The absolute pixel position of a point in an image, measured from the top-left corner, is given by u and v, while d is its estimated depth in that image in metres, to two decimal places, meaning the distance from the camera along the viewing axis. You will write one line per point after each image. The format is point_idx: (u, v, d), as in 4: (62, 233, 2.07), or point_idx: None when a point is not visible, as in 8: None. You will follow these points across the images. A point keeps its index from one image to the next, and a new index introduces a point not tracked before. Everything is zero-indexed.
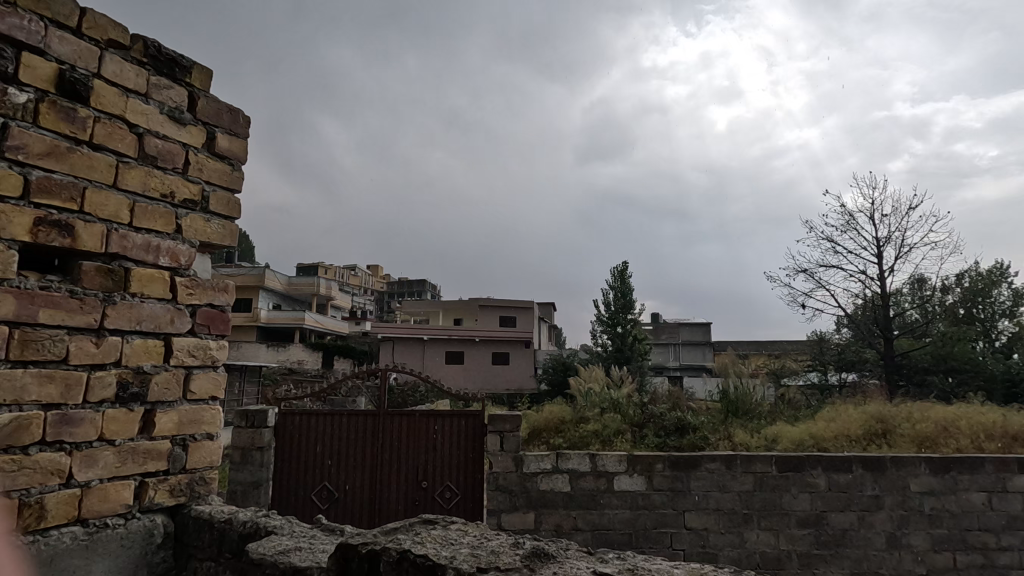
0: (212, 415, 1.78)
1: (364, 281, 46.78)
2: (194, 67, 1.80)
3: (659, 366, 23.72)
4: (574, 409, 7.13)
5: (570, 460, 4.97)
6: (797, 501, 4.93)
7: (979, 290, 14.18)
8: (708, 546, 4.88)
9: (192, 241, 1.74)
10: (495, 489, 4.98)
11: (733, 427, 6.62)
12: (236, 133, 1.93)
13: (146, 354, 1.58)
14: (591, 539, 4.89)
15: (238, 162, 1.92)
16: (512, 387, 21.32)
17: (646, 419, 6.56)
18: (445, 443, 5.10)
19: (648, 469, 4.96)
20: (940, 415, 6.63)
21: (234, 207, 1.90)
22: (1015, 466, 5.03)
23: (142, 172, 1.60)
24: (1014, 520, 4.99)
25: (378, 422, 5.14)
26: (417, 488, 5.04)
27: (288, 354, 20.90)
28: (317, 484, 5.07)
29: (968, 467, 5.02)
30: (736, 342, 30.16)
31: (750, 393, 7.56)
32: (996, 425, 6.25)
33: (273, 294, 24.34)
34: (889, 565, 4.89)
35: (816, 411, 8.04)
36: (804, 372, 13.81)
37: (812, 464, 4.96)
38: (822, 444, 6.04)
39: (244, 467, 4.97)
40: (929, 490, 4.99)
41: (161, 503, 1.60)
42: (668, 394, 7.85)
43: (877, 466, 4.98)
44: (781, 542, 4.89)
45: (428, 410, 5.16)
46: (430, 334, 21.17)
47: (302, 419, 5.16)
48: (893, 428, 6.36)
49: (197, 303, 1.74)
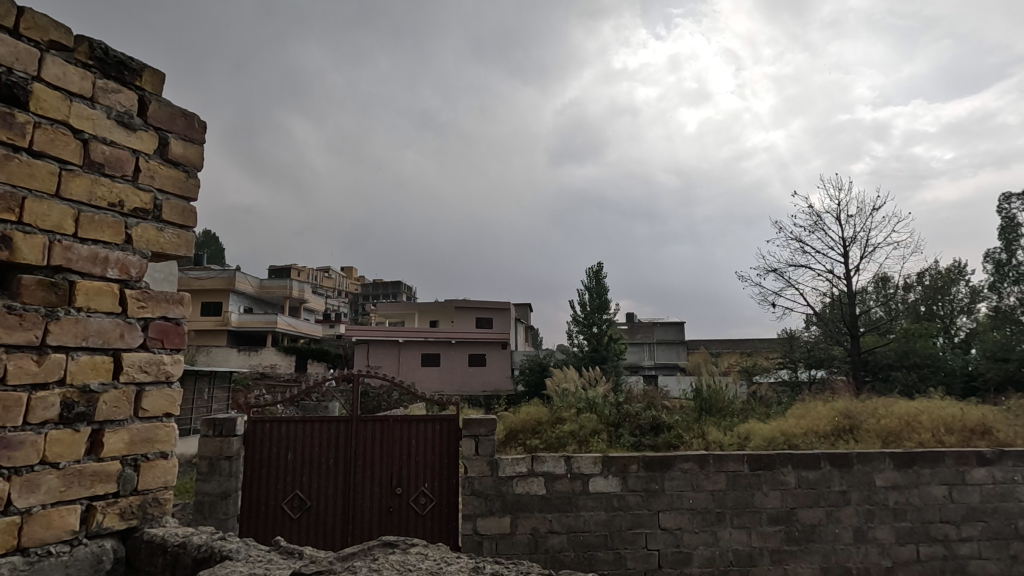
0: (166, 432, 1.71)
1: (337, 284, 46.27)
2: (145, 69, 1.72)
3: (634, 366, 24.03)
4: (551, 410, 7.12)
5: (546, 463, 4.95)
6: (768, 499, 5.01)
7: (939, 288, 14.77)
8: (681, 546, 4.90)
9: (144, 251, 1.66)
10: (470, 494, 4.88)
11: (706, 425, 6.68)
12: (191, 139, 1.86)
13: (93, 371, 1.51)
14: (568, 542, 4.86)
15: (194, 169, 1.85)
16: (488, 388, 21.28)
17: (622, 419, 6.62)
18: (420, 448, 5.06)
19: (623, 470, 4.98)
20: (902, 410, 6.88)
21: (190, 216, 1.82)
22: (974, 459, 5.21)
23: (88, 180, 1.53)
24: (973, 511, 5.17)
25: (351, 428, 5.06)
26: (391, 495, 4.97)
27: (260, 358, 20.54)
28: (288, 492, 4.97)
29: (930, 461, 5.18)
30: (708, 342, 30.85)
31: (722, 391, 7.66)
32: (957, 418, 6.46)
33: (243, 297, 23.77)
34: (857, 558, 5.00)
35: (784, 407, 8.21)
36: (776, 370, 14.08)
37: (782, 462, 5.06)
38: (792, 440, 6.13)
39: (211, 478, 4.77)
40: (893, 484, 5.13)
41: (110, 527, 1.52)
42: (643, 394, 7.88)
43: (844, 463, 5.10)
44: (753, 539, 4.95)
45: (403, 416, 5.11)
46: (405, 336, 20.97)
47: (272, 427, 5.07)
48: (859, 423, 6.53)
49: (150, 316, 1.67)
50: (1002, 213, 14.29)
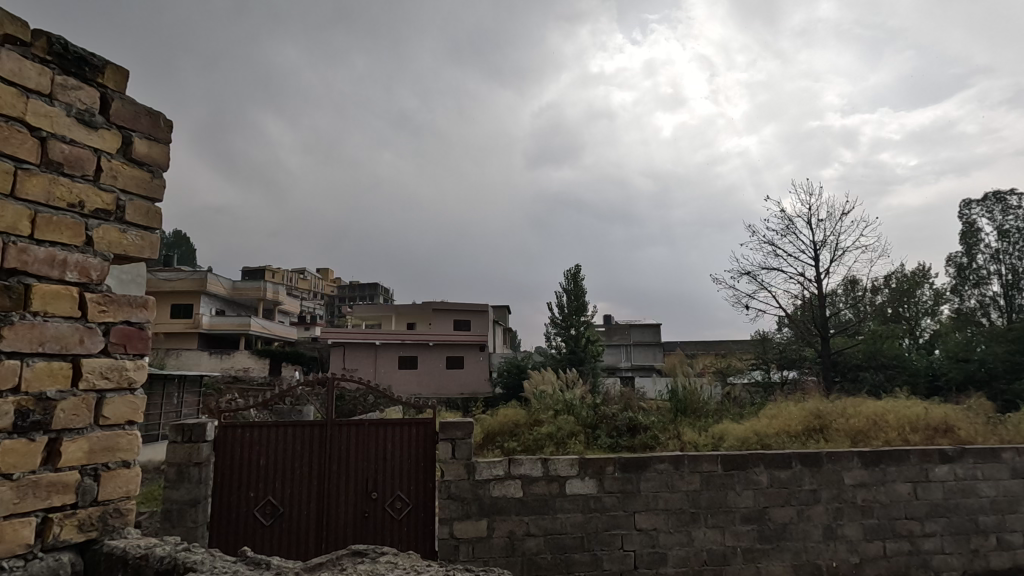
0: (129, 440, 1.66)
1: (312, 286, 45.64)
2: (107, 66, 1.67)
3: (611, 367, 24.23)
4: (529, 412, 7.13)
5: (522, 465, 4.94)
6: (741, 499, 5.09)
7: (905, 290, 15.24)
8: (657, 546, 4.94)
9: (105, 253, 1.61)
10: (447, 498, 4.85)
11: (681, 426, 6.76)
12: (156, 138, 1.81)
13: (50, 378, 1.45)
14: (544, 544, 4.86)
15: (159, 169, 1.80)
16: (466, 391, 21.17)
17: (599, 420, 6.66)
18: (396, 451, 5.01)
19: (600, 472, 5.00)
20: (870, 410, 7.06)
21: (155, 217, 1.77)
22: (937, 456, 5.37)
23: (45, 179, 1.48)
24: (936, 506, 5.33)
25: (325, 433, 4.99)
26: (367, 500, 4.91)
27: (232, 362, 20.40)
28: (260, 499, 4.87)
29: (896, 460, 5.32)
30: (684, 344, 31.25)
31: (698, 392, 7.77)
32: (921, 417, 6.66)
33: (215, 299, 23.28)
34: (827, 555, 5.11)
35: (757, 407, 8.34)
36: (749, 371, 14.31)
37: (755, 462, 5.14)
38: (765, 441, 6.23)
39: (180, 485, 4.65)
40: (861, 482, 5.26)
41: (68, 539, 1.47)
42: (620, 396, 7.94)
43: (814, 462, 5.21)
44: (726, 538, 5.02)
45: (379, 420, 5.06)
46: (382, 338, 20.77)
47: (244, 432, 4.97)
48: (829, 423, 6.68)
49: (111, 320, 1.61)
50: (963, 219, 14.84)
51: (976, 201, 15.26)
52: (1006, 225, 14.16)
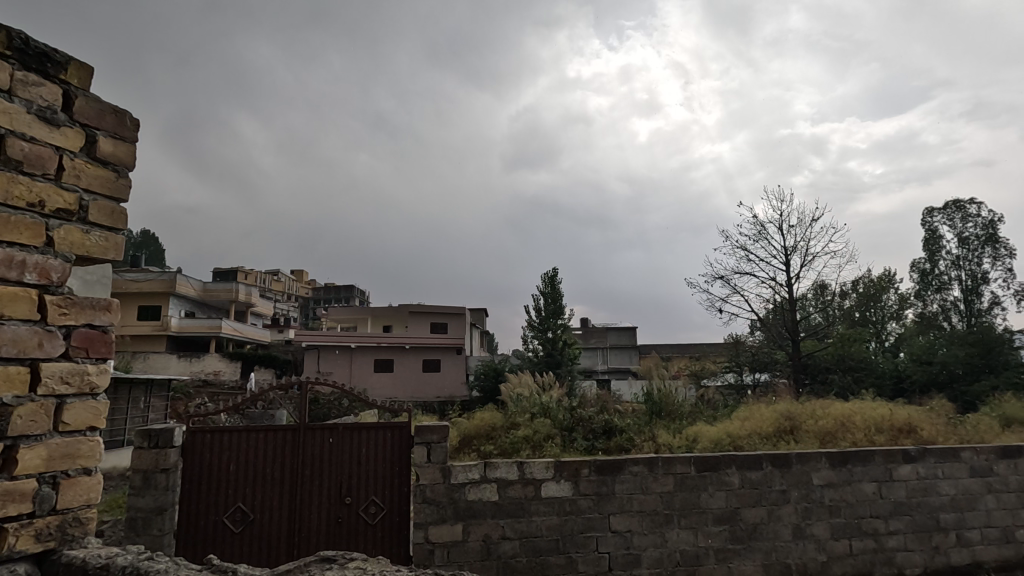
0: (90, 446, 1.62)
1: (286, 288, 44.98)
2: (70, 62, 1.62)
3: (588, 370, 24.43)
4: (505, 416, 7.14)
5: (498, 469, 4.93)
6: (713, 500, 5.17)
7: (871, 295, 15.73)
8: (631, 547, 4.98)
9: (67, 254, 1.56)
10: (422, 502, 4.81)
11: (656, 428, 6.83)
12: (122, 137, 1.76)
13: (7, 383, 1.41)
14: (520, 547, 4.86)
15: (124, 168, 1.76)
16: (442, 395, 21.06)
17: (575, 423, 6.68)
18: (371, 456, 4.96)
19: (575, 474, 5.02)
20: (838, 411, 7.25)
21: (120, 218, 1.73)
22: (901, 456, 5.54)
23: (3, 178, 1.43)
24: (900, 505, 5.49)
25: (298, 438, 4.91)
26: (340, 505, 4.85)
27: (203, 365, 19.94)
28: (230, 505, 4.77)
29: (862, 460, 5.47)
30: (660, 348, 31.65)
31: (672, 395, 7.89)
32: (887, 419, 6.86)
33: (185, 301, 22.73)
34: (796, 554, 5.22)
35: (730, 409, 8.50)
36: (722, 373, 14.55)
37: (727, 464, 5.23)
38: (736, 442, 6.34)
39: (145, 492, 4.51)
40: (829, 483, 5.39)
41: (24, 550, 1.41)
42: (596, 398, 8.01)
43: (784, 463, 5.33)
44: (699, 539, 5.09)
45: (352, 424, 5.01)
46: (358, 342, 20.55)
47: (213, 438, 4.86)
48: (798, 425, 6.83)
49: (73, 324, 1.57)
50: (926, 226, 15.39)
51: (938, 209, 15.85)
52: (966, 233, 14.72)
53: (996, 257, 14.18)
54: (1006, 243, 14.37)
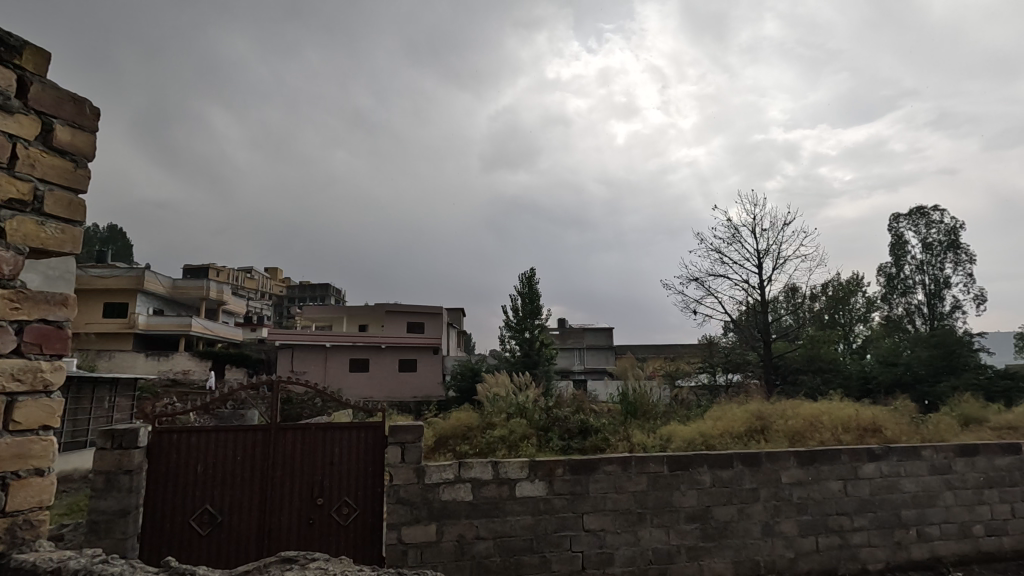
0: (43, 447, 1.56)
1: (259, 286, 44.19)
2: (25, 47, 1.56)
3: (565, 370, 24.58)
4: (481, 416, 7.14)
5: (473, 469, 4.92)
6: (685, 498, 5.24)
7: (841, 298, 16.16)
8: (604, 546, 5.02)
9: (20, 247, 1.50)
10: (395, 502, 4.77)
11: (631, 428, 6.90)
12: (80, 126, 1.70)
13: None
14: (494, 547, 4.85)
15: (83, 158, 1.70)
16: (419, 395, 20.95)
17: (551, 423, 6.70)
18: (343, 457, 4.90)
19: (549, 474, 5.04)
20: (806, 411, 7.43)
21: (76, 209, 1.67)
22: (866, 454, 5.69)
23: None
24: (864, 502, 5.64)
25: (269, 438, 4.82)
26: (312, 506, 4.78)
27: (171, 364, 19.50)
28: (197, 507, 4.66)
29: (829, 458, 5.60)
30: (636, 349, 32.01)
31: (647, 395, 7.99)
32: (853, 419, 7.05)
33: (153, 298, 22.13)
34: (764, 552, 5.32)
35: (703, 409, 8.64)
36: (696, 373, 14.77)
37: (699, 462, 5.31)
38: (709, 441, 6.43)
39: (108, 494, 4.38)
40: (797, 481, 5.51)
41: None
42: (572, 398, 8.05)
43: (754, 462, 5.43)
44: (671, 537, 5.15)
45: (325, 423, 4.93)
46: (333, 340, 20.27)
47: (180, 438, 4.74)
48: (769, 424, 6.98)
49: (25, 319, 1.51)
50: (892, 231, 15.88)
51: (904, 215, 16.36)
52: (930, 238, 15.22)
53: (957, 262, 14.69)
54: (967, 248, 14.92)
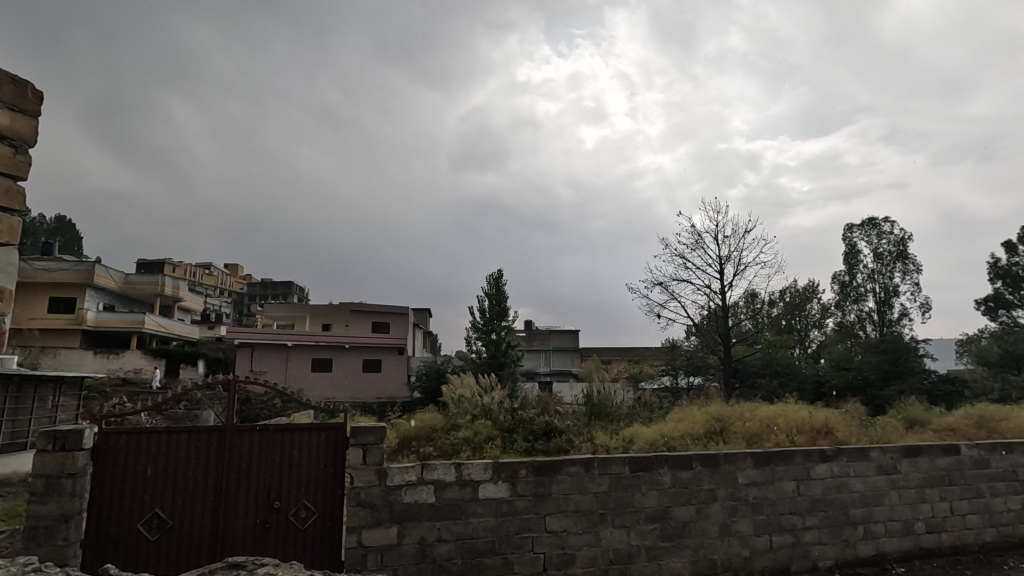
0: None
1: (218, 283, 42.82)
2: None
3: (531, 372, 24.70)
4: (446, 417, 7.10)
5: (435, 471, 4.87)
6: (646, 499, 5.31)
7: (797, 304, 16.73)
8: (566, 547, 5.04)
9: None
10: (356, 505, 4.68)
11: (595, 429, 6.96)
12: (21, 109, 1.62)
13: None
14: (455, 549, 4.82)
15: (23, 143, 1.62)
16: (383, 396, 20.71)
17: (516, 425, 6.71)
18: (302, 459, 4.78)
19: (512, 476, 5.03)
20: (763, 413, 7.65)
21: (16, 197, 1.58)
22: (818, 455, 5.89)
23: None
24: (816, 502, 5.83)
25: (225, 439, 4.66)
26: (268, 510, 4.65)
27: (122, 362, 18.85)
28: (146, 511, 4.48)
29: (783, 459, 5.78)
30: (600, 351, 32.43)
31: (611, 397, 8.11)
32: (807, 421, 7.30)
33: (104, 294, 21.17)
34: (721, 551, 5.44)
35: (665, 411, 8.81)
36: (659, 376, 15.05)
37: (660, 464, 5.40)
38: (670, 442, 6.53)
39: (48, 499, 4.16)
40: (753, 481, 5.66)
41: None
42: (538, 400, 8.07)
43: (712, 463, 5.55)
44: (631, 537, 5.22)
45: (284, 425, 4.80)
46: (295, 339, 19.82)
47: (129, 440, 4.54)
48: (727, 426, 7.16)
49: None
50: (846, 241, 16.53)
51: (857, 226, 17.05)
52: (881, 249, 15.90)
53: (905, 272, 15.39)
54: (914, 259, 15.64)
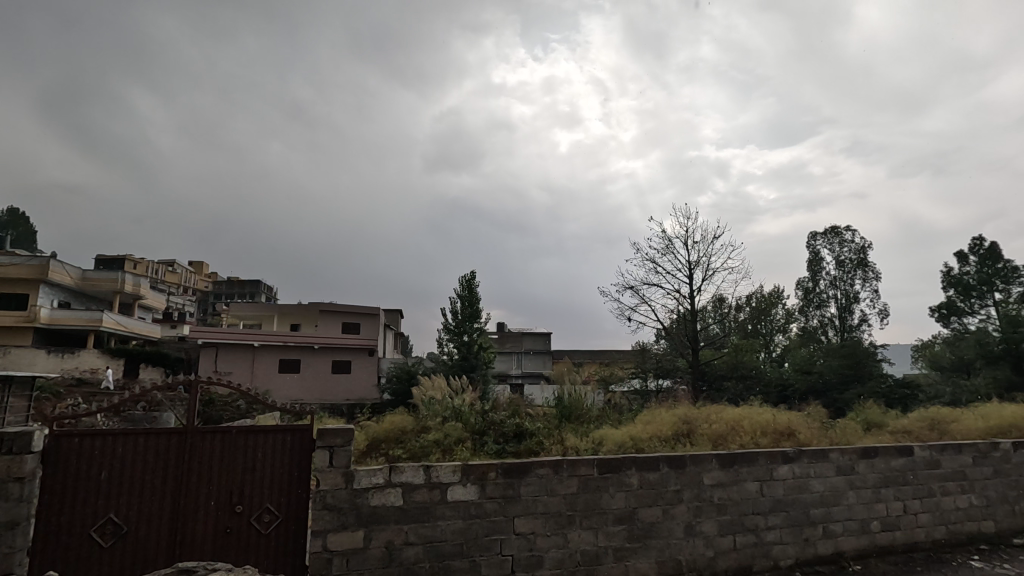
0: None
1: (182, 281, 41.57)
2: None
3: (503, 374, 24.70)
4: (416, 419, 7.03)
5: (404, 473, 4.82)
6: (614, 500, 5.36)
7: (763, 309, 17.15)
8: (534, 549, 5.04)
9: None
10: (322, 509, 4.59)
11: (565, 431, 6.99)
12: None
13: None
14: (423, 552, 4.77)
15: None
16: (352, 397, 20.43)
17: (487, 427, 6.70)
18: (266, 462, 4.67)
19: (482, 478, 5.01)
20: (729, 415, 7.82)
21: None
22: (781, 457, 6.04)
23: None
24: (778, 502, 5.98)
25: (185, 442, 4.52)
26: (230, 515, 4.52)
27: (77, 361, 18.13)
28: (99, 516, 4.31)
29: (747, 461, 5.90)
30: (572, 354, 32.65)
31: (582, 399, 8.17)
32: (770, 423, 7.49)
33: (59, 291, 20.35)
34: (686, 551, 5.52)
35: (634, 413, 8.92)
36: (629, 379, 15.22)
37: (628, 465, 5.45)
38: (639, 444, 6.61)
39: None
40: (718, 483, 5.77)
41: None
42: (509, 402, 8.06)
43: (679, 464, 5.64)
44: (599, 539, 5.25)
45: (248, 427, 4.68)
46: (261, 339, 19.36)
47: (83, 442, 4.36)
48: (694, 428, 7.29)
49: None
50: (810, 248, 17.02)
51: (821, 234, 17.57)
52: (842, 256, 16.43)
53: (865, 279, 15.93)
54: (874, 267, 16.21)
